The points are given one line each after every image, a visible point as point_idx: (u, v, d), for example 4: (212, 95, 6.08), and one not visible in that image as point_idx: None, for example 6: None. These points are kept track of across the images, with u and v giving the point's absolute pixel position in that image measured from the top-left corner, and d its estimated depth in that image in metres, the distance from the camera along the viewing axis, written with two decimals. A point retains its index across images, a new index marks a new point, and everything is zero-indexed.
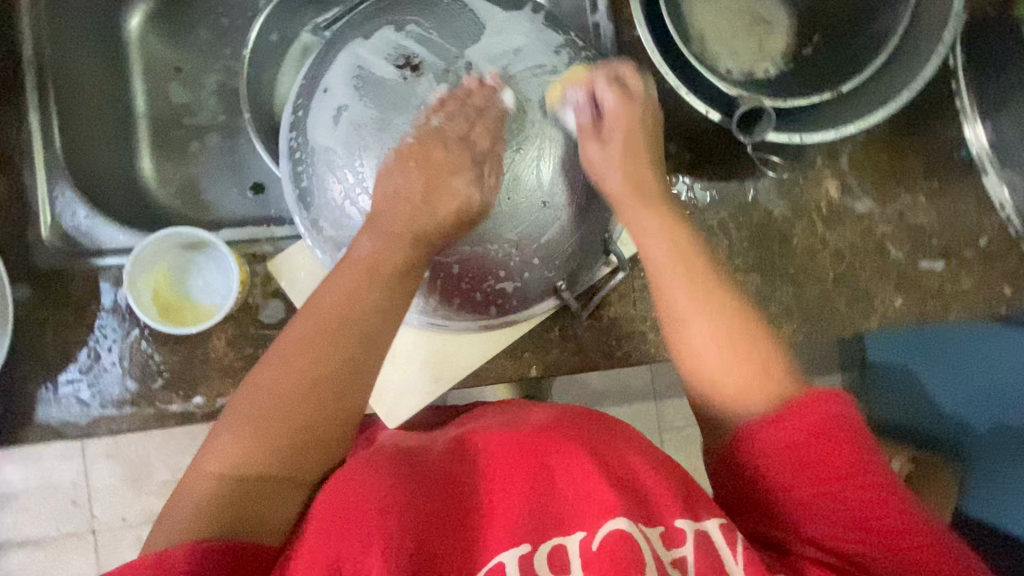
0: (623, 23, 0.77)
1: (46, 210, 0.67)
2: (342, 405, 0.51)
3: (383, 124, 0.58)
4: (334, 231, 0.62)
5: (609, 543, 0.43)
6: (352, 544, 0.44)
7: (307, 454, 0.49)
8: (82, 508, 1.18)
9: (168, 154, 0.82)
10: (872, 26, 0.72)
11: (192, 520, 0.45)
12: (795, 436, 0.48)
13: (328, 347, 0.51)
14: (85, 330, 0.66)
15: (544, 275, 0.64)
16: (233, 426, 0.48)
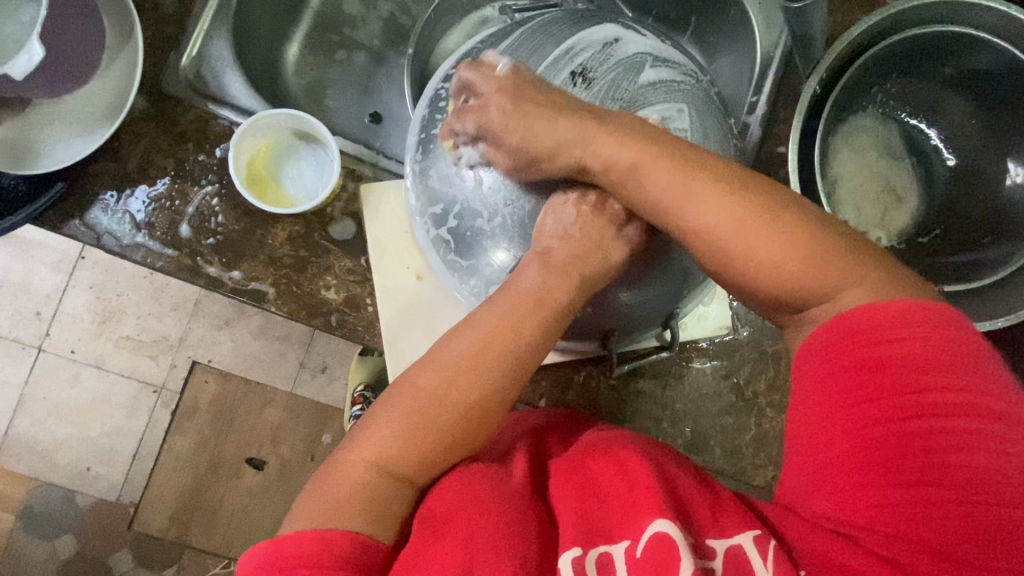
0: (771, 136, 0.79)
1: (195, 43, 0.69)
2: (487, 425, 0.50)
3: None
4: (437, 185, 0.62)
5: (653, 541, 0.41)
6: (445, 544, 0.42)
7: (439, 468, 0.48)
8: (42, 322, 1.17)
9: (314, 51, 0.85)
10: (993, 248, 0.74)
11: (345, 510, 0.44)
12: (846, 342, 0.43)
13: (483, 362, 0.50)
14: (170, 163, 0.66)
15: (602, 322, 0.64)
16: (392, 418, 0.48)
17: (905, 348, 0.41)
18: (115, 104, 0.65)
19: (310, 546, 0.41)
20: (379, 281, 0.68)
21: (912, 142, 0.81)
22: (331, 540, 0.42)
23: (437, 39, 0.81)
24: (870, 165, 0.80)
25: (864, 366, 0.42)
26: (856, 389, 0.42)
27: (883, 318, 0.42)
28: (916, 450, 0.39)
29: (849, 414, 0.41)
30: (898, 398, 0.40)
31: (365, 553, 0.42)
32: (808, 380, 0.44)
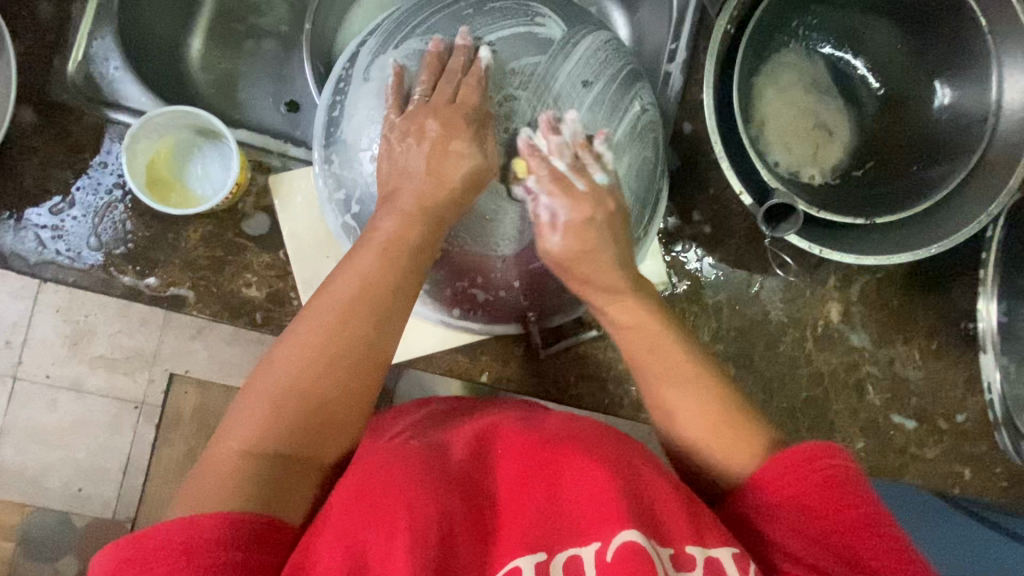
0: (693, 83, 0.77)
1: (80, 46, 0.66)
2: (361, 395, 0.50)
3: (411, 90, 0.57)
4: (341, 173, 0.61)
5: (625, 553, 0.41)
6: (376, 533, 0.43)
7: (326, 437, 0.49)
8: None
9: (220, 43, 0.82)
10: (923, 173, 0.73)
11: (220, 492, 0.43)
12: (813, 473, 0.46)
13: (344, 333, 0.50)
14: (69, 173, 0.65)
15: (519, 301, 0.64)
16: (258, 401, 0.48)
17: (830, 471, 0.46)
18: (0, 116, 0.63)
19: (180, 532, 0.40)
20: (299, 273, 0.66)
21: (842, 75, 0.79)
22: (199, 524, 0.41)
23: (341, 18, 0.78)
24: (798, 102, 0.78)
25: (827, 476, 0.46)
26: (823, 508, 0.45)
27: (809, 457, 0.47)
28: (859, 519, 0.44)
29: (781, 499, 0.46)
30: (847, 504, 0.45)
31: (239, 531, 0.42)
32: (762, 492, 0.48)
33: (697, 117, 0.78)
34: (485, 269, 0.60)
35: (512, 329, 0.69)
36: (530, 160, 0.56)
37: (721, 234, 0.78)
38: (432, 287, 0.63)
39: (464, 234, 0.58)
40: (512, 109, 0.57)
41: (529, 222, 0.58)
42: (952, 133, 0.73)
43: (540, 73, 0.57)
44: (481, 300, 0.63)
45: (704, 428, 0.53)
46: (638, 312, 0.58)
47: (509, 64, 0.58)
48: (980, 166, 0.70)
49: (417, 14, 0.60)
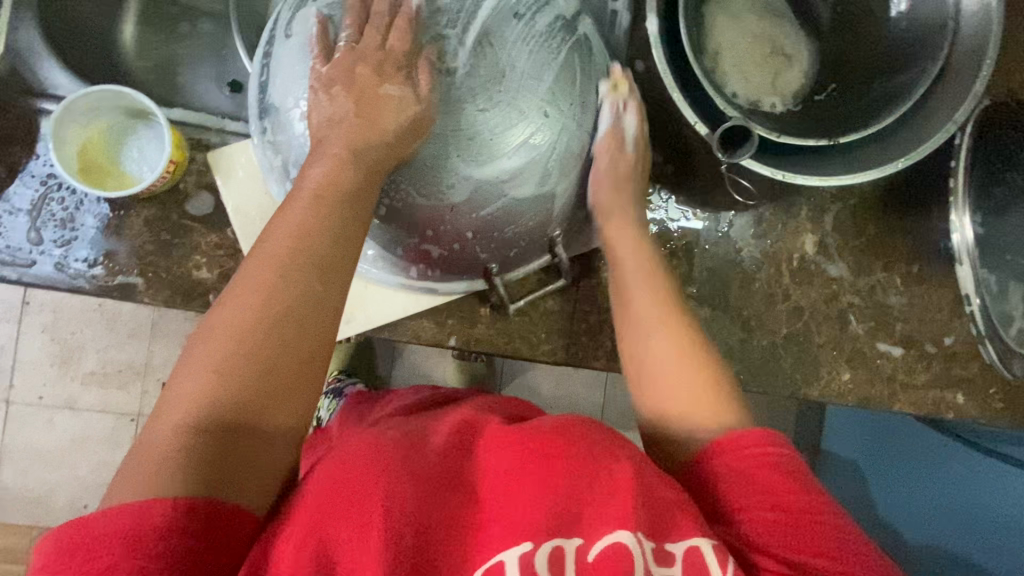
0: (641, 19, 0.74)
1: (0, 38, 0.64)
2: (309, 356, 0.48)
3: (339, 33, 0.56)
4: (278, 139, 0.59)
5: (608, 556, 0.43)
6: (348, 531, 0.43)
7: (276, 408, 0.46)
8: (3, 374, 1.37)
9: (155, 28, 0.80)
10: (886, 86, 0.71)
11: (161, 472, 0.41)
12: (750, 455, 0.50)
13: (282, 290, 0.47)
14: (2, 168, 0.62)
15: (476, 253, 0.62)
16: (198, 367, 0.45)
17: (779, 460, 0.50)
18: None
19: (124, 518, 0.39)
20: (248, 249, 0.64)
21: None
22: (144, 509, 0.39)
23: None
24: (751, 29, 0.75)
25: (762, 458, 0.50)
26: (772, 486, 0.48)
27: (752, 441, 0.51)
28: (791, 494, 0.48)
29: (749, 466, 0.49)
30: (791, 493, 0.47)
31: (184, 519, 0.40)
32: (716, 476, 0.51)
33: (649, 54, 0.75)
34: (433, 221, 0.58)
35: (475, 286, 0.68)
36: (466, 100, 0.54)
37: (684, 173, 0.76)
38: (383, 246, 0.61)
39: (409, 184, 0.56)
40: (442, 48, 0.55)
41: (470, 167, 0.56)
42: (913, 44, 0.70)
43: (470, 8, 0.55)
44: (435, 257, 0.62)
45: (679, 368, 0.57)
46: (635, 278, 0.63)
47: (436, 2, 0.55)
48: (943, 75, 0.67)
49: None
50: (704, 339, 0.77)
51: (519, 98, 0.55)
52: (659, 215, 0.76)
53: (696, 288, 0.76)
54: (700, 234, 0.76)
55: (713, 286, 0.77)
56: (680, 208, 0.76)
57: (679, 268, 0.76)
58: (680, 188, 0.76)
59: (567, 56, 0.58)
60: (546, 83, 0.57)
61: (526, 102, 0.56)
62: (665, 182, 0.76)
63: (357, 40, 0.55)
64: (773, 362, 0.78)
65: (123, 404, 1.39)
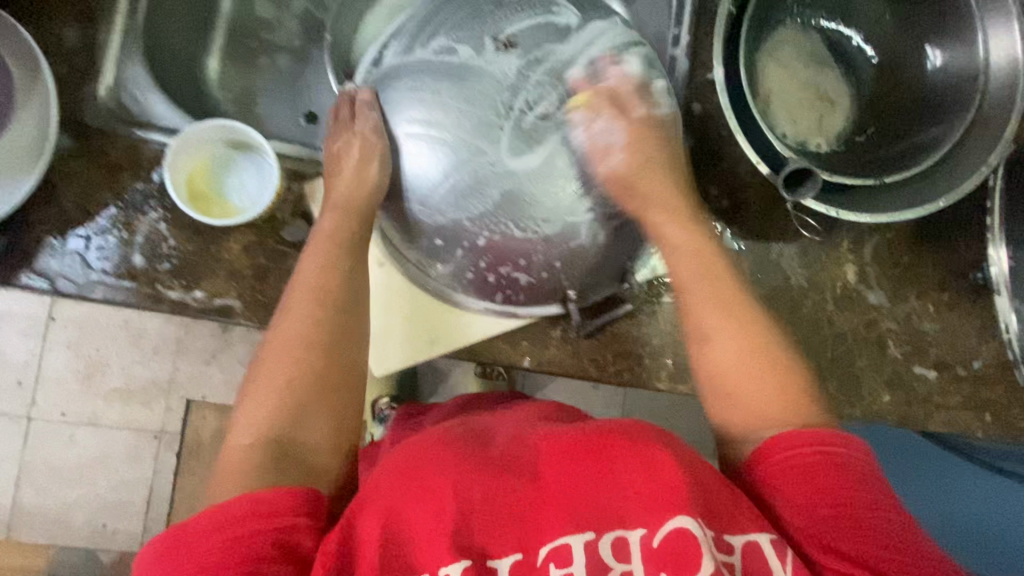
0: (698, 65, 0.80)
1: (110, 71, 0.67)
2: (336, 359, 0.60)
3: (446, 77, 0.62)
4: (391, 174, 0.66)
5: (671, 542, 0.44)
6: (415, 512, 0.47)
7: (315, 418, 0.57)
8: (26, 389, 1.37)
9: (236, 61, 0.84)
10: (923, 131, 0.77)
11: (239, 477, 0.50)
12: (802, 453, 0.52)
13: (314, 325, 0.61)
14: (110, 195, 0.65)
15: (561, 281, 0.67)
16: (265, 398, 0.56)
17: (855, 460, 0.52)
18: (39, 145, 0.61)
19: (212, 519, 0.46)
20: None
21: (836, 47, 0.83)
22: (227, 507, 0.47)
23: (355, 24, 0.79)
24: (798, 75, 0.81)
25: (817, 459, 0.52)
26: (816, 479, 0.50)
27: (818, 433, 0.53)
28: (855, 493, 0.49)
29: (799, 471, 0.51)
30: (857, 488, 0.50)
31: (260, 508, 0.47)
32: (770, 476, 0.52)
33: (708, 97, 0.81)
34: (524, 250, 0.64)
35: (551, 310, 0.72)
36: (555, 145, 0.61)
37: (738, 205, 0.82)
38: (475, 274, 0.66)
39: (507, 220, 0.62)
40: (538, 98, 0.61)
41: (558, 209, 0.62)
42: (948, 92, 0.77)
43: (558, 63, 0.63)
44: (521, 284, 0.67)
45: (744, 354, 0.60)
46: (693, 265, 0.64)
47: (534, 55, 0.62)
48: (978, 123, 0.74)
49: (442, 16, 0.66)
50: None
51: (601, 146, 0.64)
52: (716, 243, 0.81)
53: None
54: (753, 264, 0.81)
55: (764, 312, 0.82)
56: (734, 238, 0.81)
57: None
58: (734, 219, 0.81)
59: (636, 106, 0.66)
60: (619, 134, 0.65)
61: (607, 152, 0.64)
62: (721, 213, 0.81)
63: (462, 85, 0.62)
64: (819, 383, 0.83)
65: (147, 420, 1.39)
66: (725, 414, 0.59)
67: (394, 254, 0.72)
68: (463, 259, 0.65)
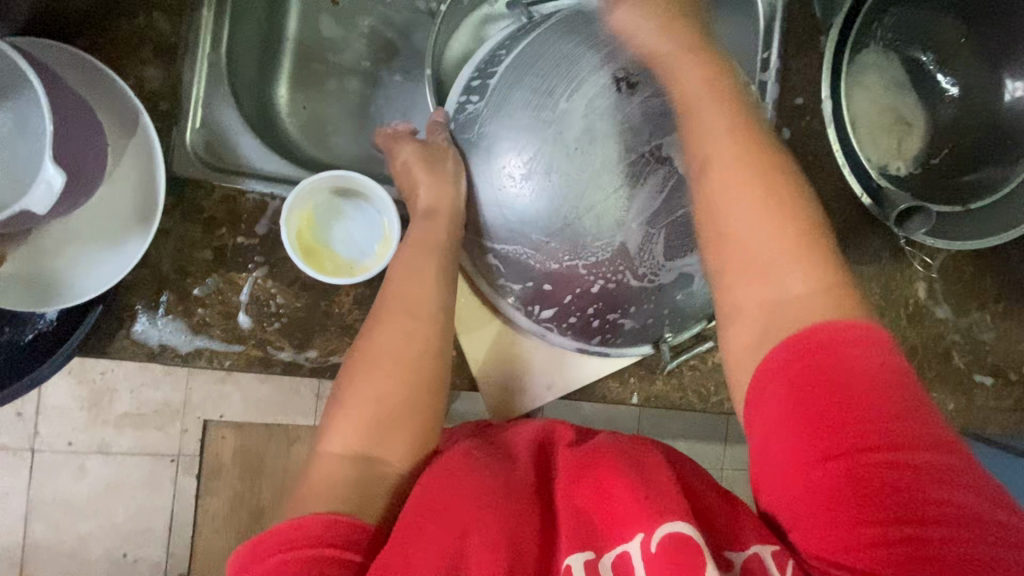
0: (786, 90, 0.80)
1: (196, 116, 0.61)
2: (437, 409, 0.53)
3: (564, 116, 0.57)
4: (489, 221, 0.60)
5: (669, 549, 0.42)
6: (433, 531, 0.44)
7: (401, 439, 0.50)
8: None
9: (304, 85, 0.78)
10: (999, 156, 0.80)
11: (322, 495, 0.45)
12: (802, 376, 0.44)
13: (411, 334, 0.55)
14: (210, 252, 0.60)
15: (661, 325, 0.65)
16: (354, 416, 0.50)
17: (869, 367, 0.43)
18: (144, 208, 0.55)
19: (281, 532, 0.42)
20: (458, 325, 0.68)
21: (915, 69, 0.83)
22: (296, 522, 0.43)
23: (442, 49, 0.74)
24: (880, 99, 0.82)
25: (828, 380, 0.43)
26: (820, 422, 0.43)
27: (854, 331, 0.44)
28: (859, 434, 0.42)
29: (802, 410, 0.43)
30: (863, 408, 0.42)
31: (328, 527, 0.43)
32: (761, 418, 0.46)
33: (795, 123, 0.81)
34: (634, 298, 0.61)
35: (644, 352, 0.68)
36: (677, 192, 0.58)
37: None
38: (579, 319, 0.63)
39: (626, 268, 0.59)
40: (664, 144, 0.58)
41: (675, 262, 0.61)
42: None
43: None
44: (624, 328, 0.64)
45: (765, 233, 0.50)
46: (730, 150, 0.52)
47: (664, 99, 0.58)
48: None
49: (551, 44, 0.59)
50: None
51: None
52: None
53: None
54: None
55: None
56: None
57: None
58: None
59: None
60: None
61: None
62: None
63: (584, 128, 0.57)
64: None
65: None
66: (745, 288, 0.50)
67: (489, 293, 0.65)
68: (570, 305, 0.61)
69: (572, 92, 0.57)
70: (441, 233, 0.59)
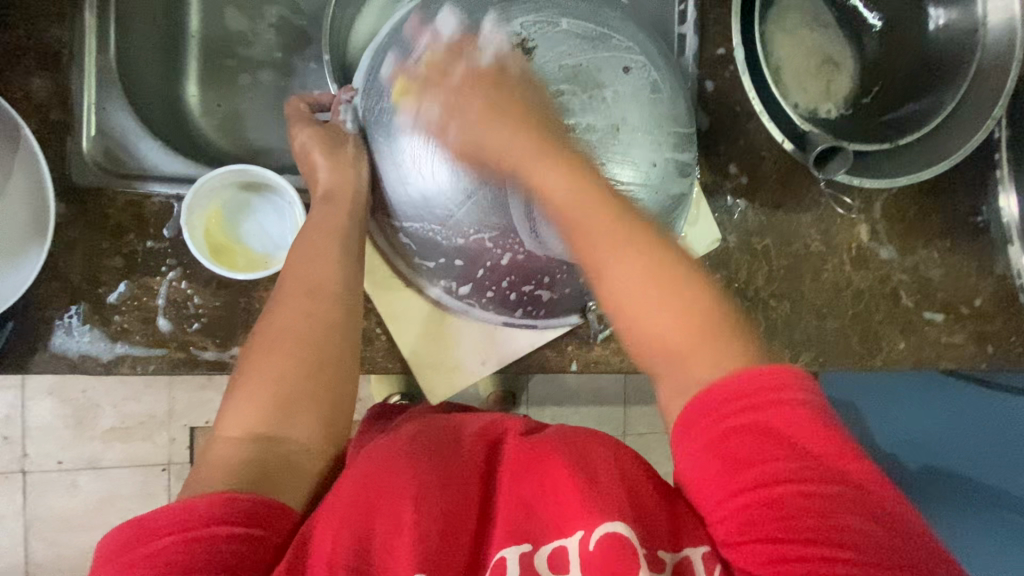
0: (706, 42, 0.79)
1: (90, 121, 0.61)
2: (342, 389, 0.55)
3: (460, 87, 0.54)
4: (393, 201, 0.59)
5: (606, 548, 0.44)
6: (379, 525, 0.46)
7: (302, 418, 0.51)
8: (12, 444, 1.25)
9: (215, 83, 0.77)
10: (928, 92, 0.79)
11: (217, 476, 0.46)
12: (740, 412, 0.46)
13: (315, 315, 0.55)
14: (120, 259, 0.60)
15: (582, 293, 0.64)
16: (256, 397, 0.51)
17: (794, 419, 0.45)
18: (39, 222, 0.55)
19: (175, 514, 0.42)
20: (383, 308, 0.68)
21: (839, 9, 0.82)
22: (194, 504, 0.43)
23: (347, 32, 0.73)
24: (804, 42, 0.81)
25: (759, 418, 0.46)
26: (732, 458, 0.45)
27: (750, 381, 0.47)
28: (754, 456, 0.45)
29: (721, 463, 0.46)
30: (767, 441, 0.45)
31: (228, 507, 0.43)
32: (681, 452, 0.48)
33: (719, 74, 0.80)
34: (548, 269, 0.60)
35: (570, 321, 0.69)
36: (584, 159, 0.55)
37: (757, 180, 0.82)
38: (496, 292, 0.63)
39: (534, 239, 0.57)
40: (564, 106, 0.54)
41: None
42: (952, 49, 0.78)
43: (585, 68, 0.55)
44: (543, 299, 0.64)
45: (672, 330, 0.52)
46: (620, 272, 0.53)
47: (563, 62, 0.55)
48: (979, 74, 0.75)
49: (444, 18, 0.58)
50: (785, 329, 0.84)
51: (635, 155, 0.57)
52: (739, 219, 0.82)
53: (775, 286, 0.83)
54: (776, 237, 0.83)
55: (790, 281, 0.84)
56: (755, 213, 0.82)
57: (760, 267, 0.83)
58: (755, 193, 0.82)
59: (666, 108, 0.59)
60: (650, 139, 0.58)
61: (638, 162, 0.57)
62: (743, 190, 0.81)
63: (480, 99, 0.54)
64: (844, 341, 0.86)
65: (150, 454, 1.29)
66: (658, 367, 0.52)
67: (408, 272, 0.67)
68: (484, 279, 0.61)
69: (468, 64, 0.55)
70: (341, 216, 0.60)
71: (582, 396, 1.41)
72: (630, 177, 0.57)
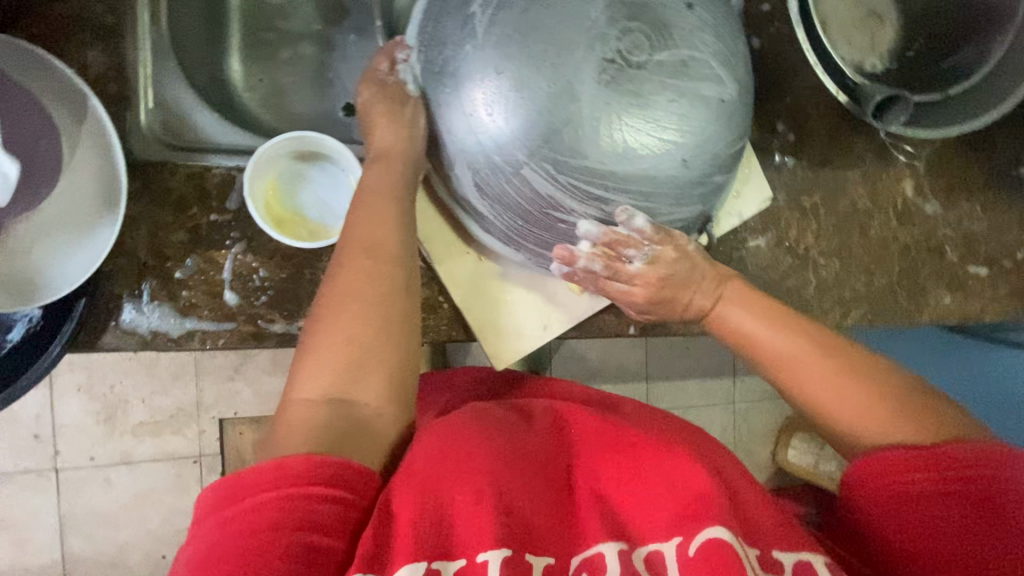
0: None
1: (147, 95, 0.61)
2: (411, 347, 0.53)
3: (527, 29, 0.54)
4: (457, 152, 0.59)
5: (708, 551, 0.41)
6: (464, 497, 0.47)
7: (374, 379, 0.50)
8: (45, 443, 1.24)
9: (257, 57, 0.75)
10: (979, 35, 0.77)
11: (298, 438, 0.45)
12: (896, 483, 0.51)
13: (376, 273, 0.53)
14: (185, 233, 0.59)
15: None
16: (327, 356, 0.50)
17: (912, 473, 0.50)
18: (109, 195, 0.54)
19: (268, 474, 0.42)
20: (444, 275, 0.68)
21: None
22: (287, 461, 0.42)
23: None
24: None
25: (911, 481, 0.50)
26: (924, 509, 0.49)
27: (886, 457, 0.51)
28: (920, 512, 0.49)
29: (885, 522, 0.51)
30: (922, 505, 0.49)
31: (322, 468, 0.43)
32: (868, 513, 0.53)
33: (764, 30, 0.79)
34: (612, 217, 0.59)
35: None
36: (655, 98, 0.54)
37: (803, 136, 0.82)
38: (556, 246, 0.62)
39: (602, 184, 0.56)
40: (635, 43, 0.53)
41: (659, 178, 0.57)
42: None
43: (650, 4, 0.54)
44: None
45: (846, 402, 0.53)
46: (834, 384, 0.53)
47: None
48: None
49: None
50: (833, 287, 0.84)
51: (703, 92, 0.56)
52: (787, 176, 0.81)
53: (823, 244, 0.83)
54: (823, 194, 0.83)
55: (838, 239, 0.84)
56: (802, 170, 0.82)
57: (809, 225, 0.83)
58: (802, 150, 0.82)
59: (728, 44, 0.58)
60: (717, 77, 0.57)
61: (706, 100, 0.56)
62: (790, 147, 0.81)
63: (549, 40, 0.53)
64: (892, 298, 0.86)
65: (183, 447, 1.29)
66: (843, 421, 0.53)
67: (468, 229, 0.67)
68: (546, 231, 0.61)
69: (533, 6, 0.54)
70: (394, 175, 0.59)
71: (608, 374, 1.41)
72: (697, 116, 0.56)
